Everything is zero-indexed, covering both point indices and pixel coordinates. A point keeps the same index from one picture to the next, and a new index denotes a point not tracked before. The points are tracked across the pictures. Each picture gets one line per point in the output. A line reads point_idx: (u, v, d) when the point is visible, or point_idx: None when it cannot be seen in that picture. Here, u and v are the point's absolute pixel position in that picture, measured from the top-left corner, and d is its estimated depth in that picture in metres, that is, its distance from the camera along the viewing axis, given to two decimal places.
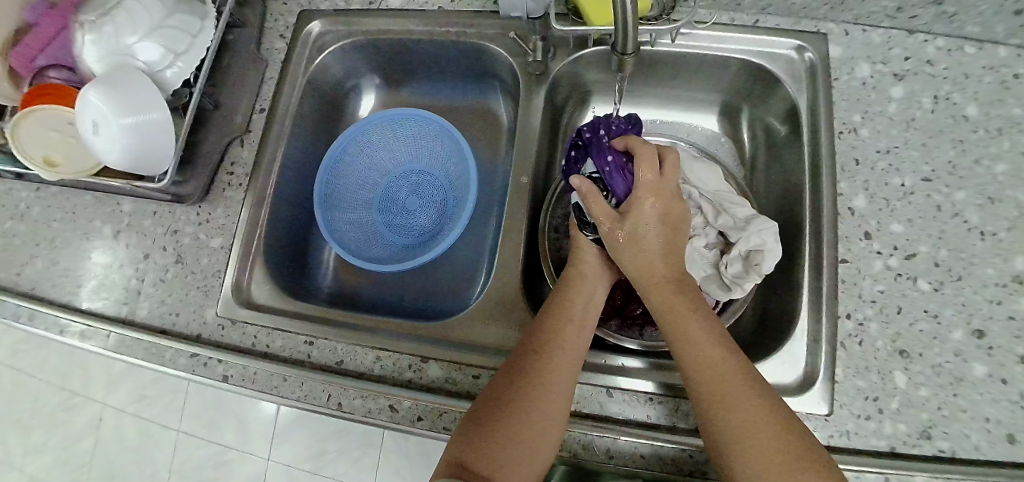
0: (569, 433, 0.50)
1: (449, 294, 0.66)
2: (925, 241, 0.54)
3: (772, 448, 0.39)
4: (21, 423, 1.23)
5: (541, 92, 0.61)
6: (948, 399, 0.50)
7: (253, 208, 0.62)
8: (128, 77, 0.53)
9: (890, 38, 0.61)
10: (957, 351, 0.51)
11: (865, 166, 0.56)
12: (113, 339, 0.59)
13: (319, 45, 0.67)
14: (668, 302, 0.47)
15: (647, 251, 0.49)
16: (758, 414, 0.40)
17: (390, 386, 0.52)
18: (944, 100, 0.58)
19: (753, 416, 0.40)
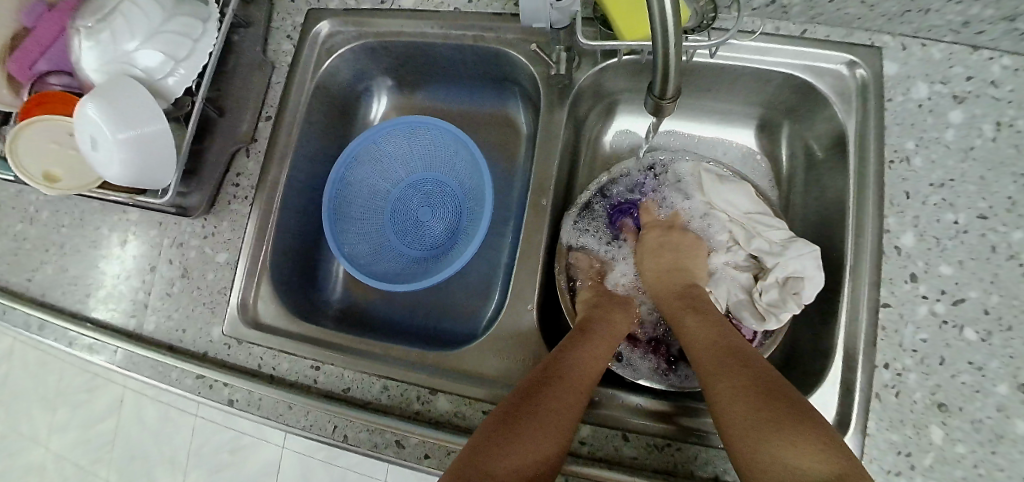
0: (581, 478, 0.48)
1: (461, 313, 0.64)
2: (975, 286, 0.50)
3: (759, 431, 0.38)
4: (44, 403, 1.27)
5: (564, 106, 0.57)
6: (987, 458, 0.47)
7: (259, 223, 0.59)
8: (125, 89, 0.50)
9: (952, 55, 0.54)
10: (1000, 407, 0.47)
11: (916, 200, 0.52)
12: (121, 354, 0.59)
13: (327, 47, 0.63)
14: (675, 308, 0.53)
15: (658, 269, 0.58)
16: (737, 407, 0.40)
17: (396, 420, 0.50)
18: (1008, 127, 0.52)
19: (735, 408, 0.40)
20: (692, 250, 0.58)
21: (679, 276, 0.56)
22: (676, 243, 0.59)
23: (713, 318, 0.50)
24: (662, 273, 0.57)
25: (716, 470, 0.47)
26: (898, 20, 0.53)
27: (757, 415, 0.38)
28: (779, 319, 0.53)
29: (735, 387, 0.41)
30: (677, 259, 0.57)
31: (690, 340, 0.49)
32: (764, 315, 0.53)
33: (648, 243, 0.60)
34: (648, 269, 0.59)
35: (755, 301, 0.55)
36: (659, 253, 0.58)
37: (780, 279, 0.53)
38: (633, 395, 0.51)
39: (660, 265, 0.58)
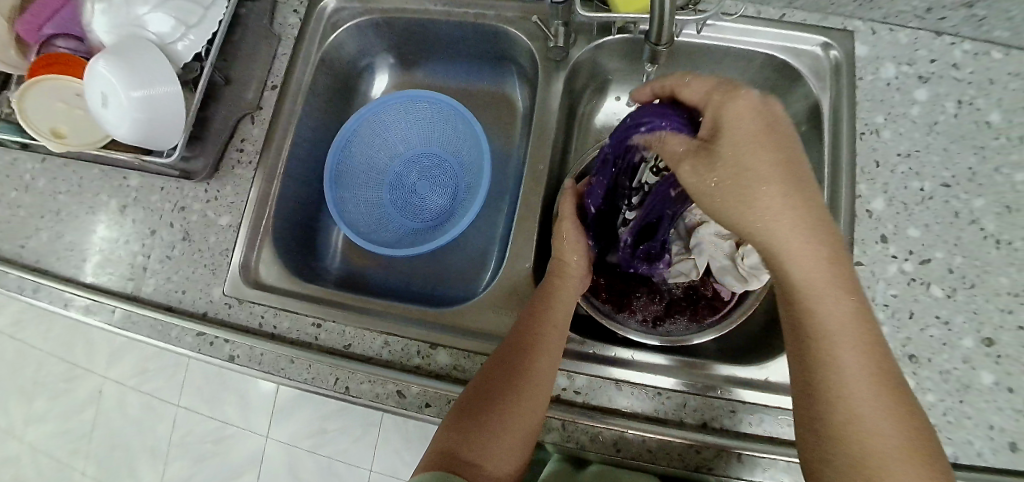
0: (576, 424, 0.50)
1: (458, 280, 0.66)
2: (941, 247, 0.53)
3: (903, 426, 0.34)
4: (21, 393, 1.23)
5: (560, 78, 0.60)
6: (954, 405, 0.50)
7: (262, 187, 0.61)
8: (139, 50, 0.51)
9: (917, 40, 0.59)
10: (966, 358, 0.51)
11: (885, 169, 0.56)
12: (119, 314, 0.59)
13: (332, 21, 0.65)
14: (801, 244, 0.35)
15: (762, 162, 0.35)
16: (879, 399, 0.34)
17: (397, 372, 0.51)
18: (968, 105, 0.57)
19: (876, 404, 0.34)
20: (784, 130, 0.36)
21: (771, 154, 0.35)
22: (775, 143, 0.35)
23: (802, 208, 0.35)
24: (777, 205, 0.35)
25: (704, 417, 0.49)
26: (867, 6, 0.58)
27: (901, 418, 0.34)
28: (761, 280, 0.53)
29: (865, 371, 0.35)
30: (765, 139, 0.35)
31: (812, 274, 0.35)
32: (747, 277, 0.54)
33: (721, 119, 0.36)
34: (759, 189, 0.34)
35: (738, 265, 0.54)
36: (761, 155, 0.34)
37: None
38: (627, 349, 0.52)
39: (743, 138, 0.35)
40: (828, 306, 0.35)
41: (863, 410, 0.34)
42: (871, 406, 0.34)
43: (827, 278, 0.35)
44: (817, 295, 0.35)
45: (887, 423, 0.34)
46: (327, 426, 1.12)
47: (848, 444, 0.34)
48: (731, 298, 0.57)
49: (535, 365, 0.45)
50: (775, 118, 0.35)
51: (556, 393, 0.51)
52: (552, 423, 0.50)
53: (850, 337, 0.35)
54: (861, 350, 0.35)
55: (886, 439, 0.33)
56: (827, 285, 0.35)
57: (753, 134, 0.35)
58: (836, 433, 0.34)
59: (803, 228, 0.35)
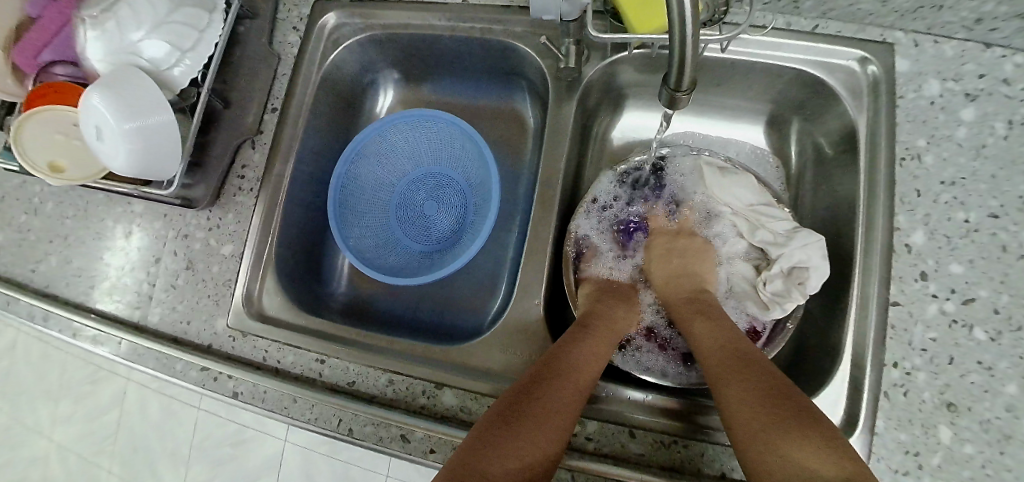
0: (588, 475, 0.47)
1: (467, 308, 0.64)
2: (986, 286, 0.49)
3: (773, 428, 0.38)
4: (48, 394, 1.27)
5: (572, 101, 0.57)
6: (995, 458, 0.46)
7: (265, 216, 0.59)
8: (128, 77, 0.49)
9: (965, 52, 0.54)
10: (1009, 407, 0.47)
11: (927, 198, 0.51)
12: (126, 345, 0.59)
13: (333, 38, 0.62)
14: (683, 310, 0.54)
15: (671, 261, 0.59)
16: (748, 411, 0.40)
17: (402, 414, 0.50)
18: (1021, 126, 0.52)
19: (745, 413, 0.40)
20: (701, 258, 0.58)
21: (688, 284, 0.56)
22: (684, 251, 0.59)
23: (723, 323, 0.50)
24: (660, 281, 0.59)
25: (723, 468, 0.47)
26: (910, 17, 0.53)
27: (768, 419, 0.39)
28: (784, 308, 0.54)
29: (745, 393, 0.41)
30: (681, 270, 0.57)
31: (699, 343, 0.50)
32: (768, 305, 0.55)
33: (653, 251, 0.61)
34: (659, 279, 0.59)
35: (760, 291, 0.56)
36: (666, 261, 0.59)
37: (785, 269, 0.54)
38: (638, 390, 0.51)
39: (667, 270, 0.58)
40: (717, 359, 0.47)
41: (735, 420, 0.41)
42: (741, 400, 0.41)
43: (719, 340, 0.48)
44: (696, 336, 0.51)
45: (760, 410, 0.40)
46: None
47: (740, 446, 0.39)
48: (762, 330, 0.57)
49: (564, 384, 0.44)
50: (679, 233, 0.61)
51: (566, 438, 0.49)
52: (562, 472, 0.48)
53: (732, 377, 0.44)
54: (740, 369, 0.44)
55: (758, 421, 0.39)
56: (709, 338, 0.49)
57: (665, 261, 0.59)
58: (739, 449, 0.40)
59: (685, 305, 0.55)
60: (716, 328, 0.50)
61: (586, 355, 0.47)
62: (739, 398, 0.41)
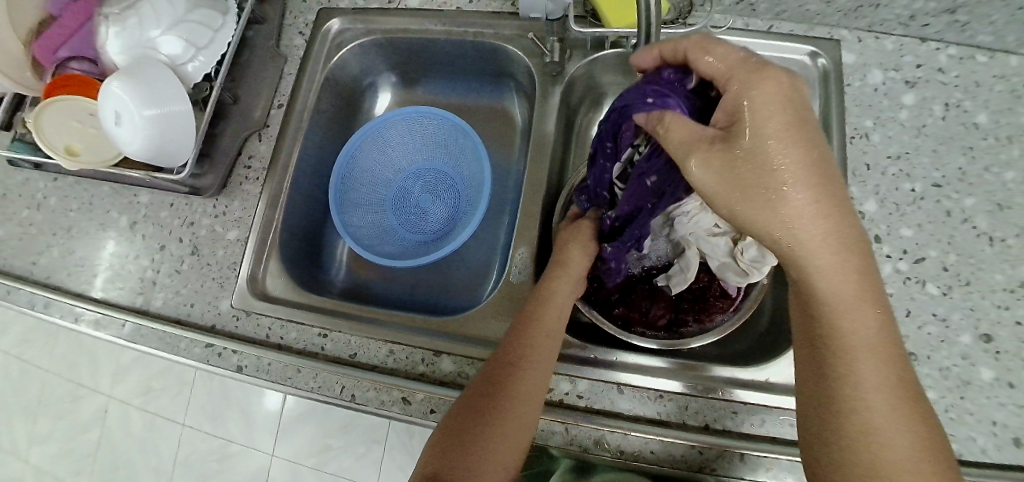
0: (580, 428, 0.50)
1: (461, 290, 0.67)
2: (934, 246, 0.54)
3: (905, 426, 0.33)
4: (27, 414, 1.23)
5: (556, 92, 0.62)
6: (956, 402, 0.50)
7: (270, 202, 0.62)
8: (154, 71, 0.54)
9: (902, 46, 0.61)
10: (964, 354, 0.52)
11: (877, 171, 0.57)
12: (129, 328, 0.60)
13: (338, 42, 0.68)
14: (804, 230, 0.33)
15: (787, 157, 0.32)
16: (894, 407, 0.33)
17: (403, 379, 0.52)
18: (955, 108, 0.58)
19: (885, 411, 0.33)
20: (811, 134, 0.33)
21: (812, 170, 0.32)
22: (796, 118, 0.33)
23: (841, 222, 0.33)
24: (807, 213, 0.33)
25: (706, 420, 0.49)
26: (852, 15, 0.60)
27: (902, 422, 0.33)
28: (761, 272, 0.53)
29: (879, 378, 0.33)
30: (790, 129, 0.32)
31: (826, 278, 0.34)
32: (747, 271, 0.54)
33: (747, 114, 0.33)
34: (706, 150, 0.34)
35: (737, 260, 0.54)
36: (786, 145, 0.32)
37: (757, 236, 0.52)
38: (628, 353, 0.53)
39: (743, 148, 0.33)
40: (847, 303, 0.34)
41: (870, 414, 0.33)
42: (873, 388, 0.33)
43: (828, 256, 0.33)
44: (818, 278, 0.34)
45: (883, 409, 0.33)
46: (332, 444, 1.12)
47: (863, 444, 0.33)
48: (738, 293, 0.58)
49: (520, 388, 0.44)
50: (803, 108, 0.33)
51: (559, 397, 0.52)
52: (555, 426, 0.50)
53: (852, 326, 0.34)
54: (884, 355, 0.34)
55: (895, 422, 0.33)
56: (825, 247, 0.33)
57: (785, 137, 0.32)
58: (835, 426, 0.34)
59: (823, 224, 0.33)
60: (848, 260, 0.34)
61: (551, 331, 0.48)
62: (875, 386, 0.33)
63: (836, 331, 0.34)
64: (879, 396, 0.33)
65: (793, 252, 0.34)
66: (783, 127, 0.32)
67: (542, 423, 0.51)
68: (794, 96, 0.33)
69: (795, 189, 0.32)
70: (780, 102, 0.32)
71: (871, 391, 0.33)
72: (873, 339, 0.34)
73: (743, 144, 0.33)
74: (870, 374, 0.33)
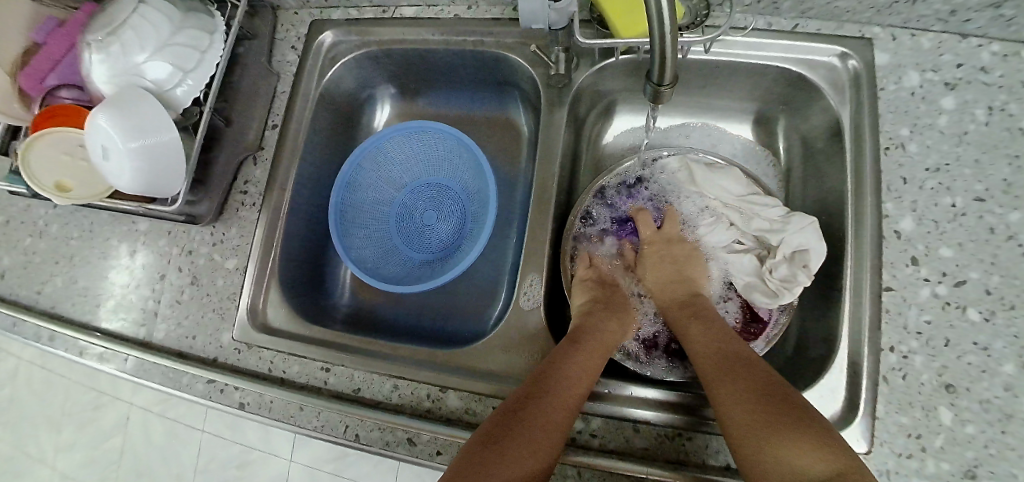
0: (593, 470, 0.47)
1: (469, 313, 0.64)
2: (976, 267, 0.50)
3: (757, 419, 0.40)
4: (52, 422, 1.26)
5: (563, 106, 0.58)
6: (997, 437, 0.47)
7: (268, 229, 0.60)
8: (137, 99, 0.51)
9: (942, 43, 0.56)
10: (1008, 386, 0.48)
11: (913, 185, 0.53)
12: (133, 361, 0.59)
13: (331, 55, 0.64)
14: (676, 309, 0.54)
15: (664, 267, 0.57)
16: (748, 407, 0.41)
17: (407, 418, 0.50)
18: (1001, 111, 0.53)
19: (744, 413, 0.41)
20: (691, 264, 0.57)
21: (683, 289, 0.55)
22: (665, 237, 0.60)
23: (715, 325, 0.50)
24: (664, 286, 0.57)
25: (727, 459, 0.47)
26: (886, 12, 0.55)
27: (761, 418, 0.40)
28: (793, 292, 0.53)
29: (734, 392, 0.43)
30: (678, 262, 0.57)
31: (694, 345, 0.50)
32: (776, 292, 0.54)
33: (648, 263, 0.59)
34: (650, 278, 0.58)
35: (766, 279, 0.55)
36: (656, 264, 0.58)
37: (787, 254, 0.55)
38: (644, 387, 0.51)
39: (662, 278, 0.57)
40: (696, 341, 0.50)
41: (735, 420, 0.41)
42: (737, 399, 0.42)
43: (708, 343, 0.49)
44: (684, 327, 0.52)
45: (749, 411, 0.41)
46: (348, 450, 1.12)
47: (737, 446, 0.40)
48: (769, 316, 0.57)
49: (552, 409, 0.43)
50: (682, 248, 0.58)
51: (570, 436, 0.49)
52: (567, 469, 0.48)
53: (714, 372, 0.46)
54: (740, 375, 0.44)
55: (755, 416, 0.40)
56: (715, 337, 0.49)
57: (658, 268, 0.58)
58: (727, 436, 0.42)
59: (677, 307, 0.54)
60: (709, 332, 0.50)
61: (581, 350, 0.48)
62: (736, 401, 0.42)
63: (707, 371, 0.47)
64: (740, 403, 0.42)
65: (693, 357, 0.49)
66: (668, 264, 0.57)
67: None
68: (672, 246, 0.59)
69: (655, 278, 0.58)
70: (660, 244, 0.59)
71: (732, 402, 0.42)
72: (733, 369, 0.45)
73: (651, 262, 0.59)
74: (725, 393, 0.43)
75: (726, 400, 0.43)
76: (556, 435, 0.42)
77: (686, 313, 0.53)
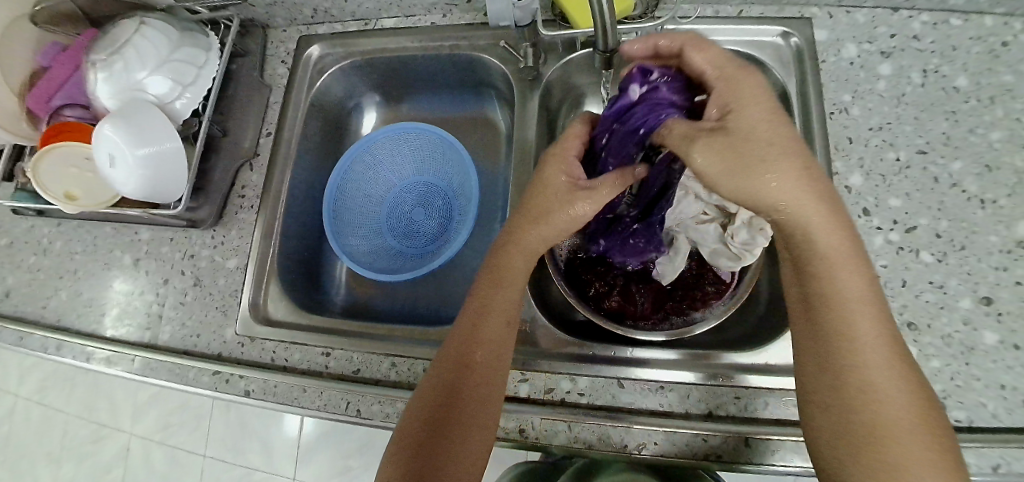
0: (583, 425, 0.50)
1: (460, 299, 0.67)
2: (925, 214, 0.54)
3: (910, 425, 0.36)
4: (52, 458, 1.26)
5: (535, 97, 0.63)
6: (962, 368, 0.50)
7: (266, 228, 0.64)
8: (141, 112, 0.55)
9: (875, 18, 0.62)
10: (966, 320, 0.51)
11: (859, 144, 0.57)
12: (139, 362, 0.61)
13: (319, 67, 0.69)
14: (830, 241, 0.40)
15: (760, 129, 0.40)
16: (899, 409, 0.37)
17: (406, 391, 0.53)
18: (933, 73, 0.58)
19: (898, 414, 0.37)
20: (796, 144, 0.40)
21: (784, 164, 0.39)
22: (766, 103, 0.41)
23: (868, 280, 0.41)
24: (790, 192, 0.39)
25: (709, 406, 0.50)
26: None
27: (915, 427, 0.36)
28: (753, 255, 0.53)
29: (898, 388, 0.38)
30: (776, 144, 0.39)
31: (845, 297, 0.40)
32: (739, 254, 0.54)
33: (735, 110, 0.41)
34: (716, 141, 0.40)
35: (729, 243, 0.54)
36: (766, 122, 0.40)
37: (746, 220, 0.52)
38: (628, 347, 0.53)
39: (735, 142, 0.39)
40: (853, 289, 0.40)
41: (883, 411, 0.37)
42: (897, 395, 0.37)
43: (865, 300, 0.40)
44: (837, 267, 0.40)
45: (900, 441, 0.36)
46: (352, 463, 1.12)
47: (869, 436, 0.37)
48: (733, 278, 0.59)
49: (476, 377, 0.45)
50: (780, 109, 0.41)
51: (560, 396, 0.52)
52: (558, 426, 0.50)
53: (868, 340, 0.39)
54: (901, 368, 0.38)
55: (906, 424, 0.36)
56: (854, 269, 0.40)
57: (764, 126, 0.40)
58: (847, 411, 0.38)
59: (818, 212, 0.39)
60: (864, 285, 0.40)
61: (495, 327, 0.48)
62: (891, 397, 0.37)
63: (852, 328, 0.39)
64: (897, 400, 0.37)
65: (836, 301, 0.40)
66: (763, 124, 0.40)
67: (544, 422, 0.51)
68: (761, 102, 0.41)
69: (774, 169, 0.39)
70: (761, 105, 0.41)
71: (887, 394, 0.37)
72: (890, 354, 0.39)
73: (752, 137, 0.40)
74: (886, 381, 0.38)
75: (882, 387, 0.37)
76: (487, 410, 0.45)
77: (852, 260, 0.40)
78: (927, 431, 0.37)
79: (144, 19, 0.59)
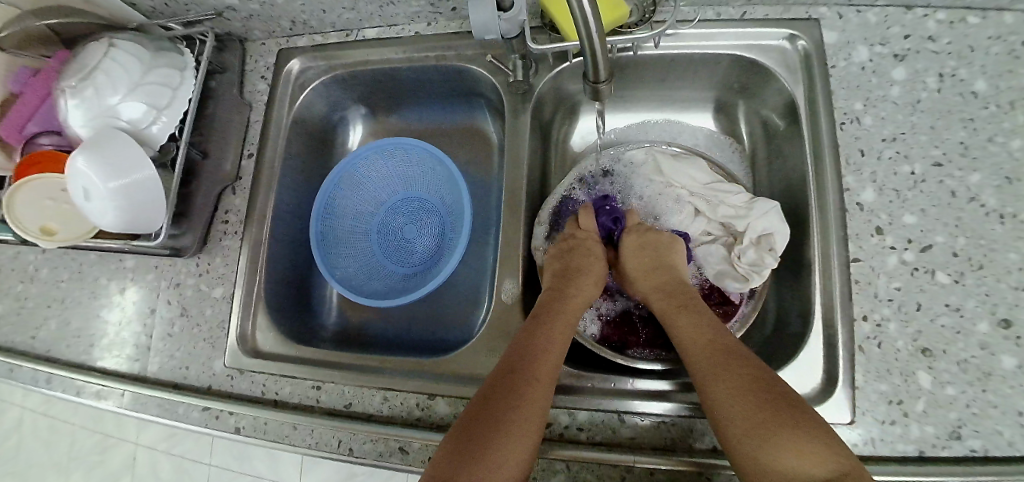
0: (581, 463, 0.49)
1: (455, 322, 0.65)
2: (941, 231, 0.51)
3: (760, 416, 0.40)
4: (59, 469, 1.26)
5: (526, 111, 0.60)
6: (978, 396, 0.47)
7: (252, 255, 0.62)
8: (113, 140, 0.52)
9: (888, 17, 0.57)
10: (983, 344, 0.48)
11: (871, 157, 0.54)
12: (129, 396, 0.60)
13: (300, 82, 0.66)
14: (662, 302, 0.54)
15: (641, 262, 0.57)
16: (746, 402, 0.41)
17: (400, 428, 0.51)
18: (951, 77, 0.54)
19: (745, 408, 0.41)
20: (671, 262, 0.56)
21: (665, 276, 0.55)
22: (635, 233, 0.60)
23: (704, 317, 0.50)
24: (648, 280, 0.56)
25: (713, 441, 0.48)
26: None
27: (759, 414, 0.40)
28: (761, 276, 0.55)
29: (739, 386, 0.43)
30: (654, 264, 0.56)
31: (681, 339, 0.50)
32: (746, 275, 0.56)
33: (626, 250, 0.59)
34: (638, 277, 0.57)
35: (735, 264, 0.57)
36: (635, 251, 0.58)
37: (753, 238, 0.56)
38: (627, 378, 0.52)
39: (641, 269, 0.57)
40: (681, 329, 0.50)
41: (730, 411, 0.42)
42: (739, 392, 0.42)
43: (700, 334, 0.48)
44: (672, 320, 0.52)
45: (759, 418, 0.40)
46: (357, 470, 1.12)
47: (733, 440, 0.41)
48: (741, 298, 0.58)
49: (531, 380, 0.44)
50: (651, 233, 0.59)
51: (558, 431, 0.50)
52: (557, 464, 0.49)
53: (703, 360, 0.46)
54: (742, 371, 0.44)
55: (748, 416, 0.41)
56: (678, 314, 0.52)
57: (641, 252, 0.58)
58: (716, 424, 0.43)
59: (666, 297, 0.54)
60: (699, 324, 0.49)
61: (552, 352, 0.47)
62: (734, 395, 0.42)
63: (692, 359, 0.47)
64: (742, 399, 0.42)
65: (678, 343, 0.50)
66: (646, 255, 0.57)
67: (541, 461, 0.49)
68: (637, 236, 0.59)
69: (644, 280, 0.56)
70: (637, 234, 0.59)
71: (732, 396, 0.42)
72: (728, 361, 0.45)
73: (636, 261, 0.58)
74: (723, 386, 0.43)
75: (723, 391, 0.43)
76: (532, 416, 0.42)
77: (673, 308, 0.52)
78: (777, 417, 0.40)
79: (113, 41, 0.55)
